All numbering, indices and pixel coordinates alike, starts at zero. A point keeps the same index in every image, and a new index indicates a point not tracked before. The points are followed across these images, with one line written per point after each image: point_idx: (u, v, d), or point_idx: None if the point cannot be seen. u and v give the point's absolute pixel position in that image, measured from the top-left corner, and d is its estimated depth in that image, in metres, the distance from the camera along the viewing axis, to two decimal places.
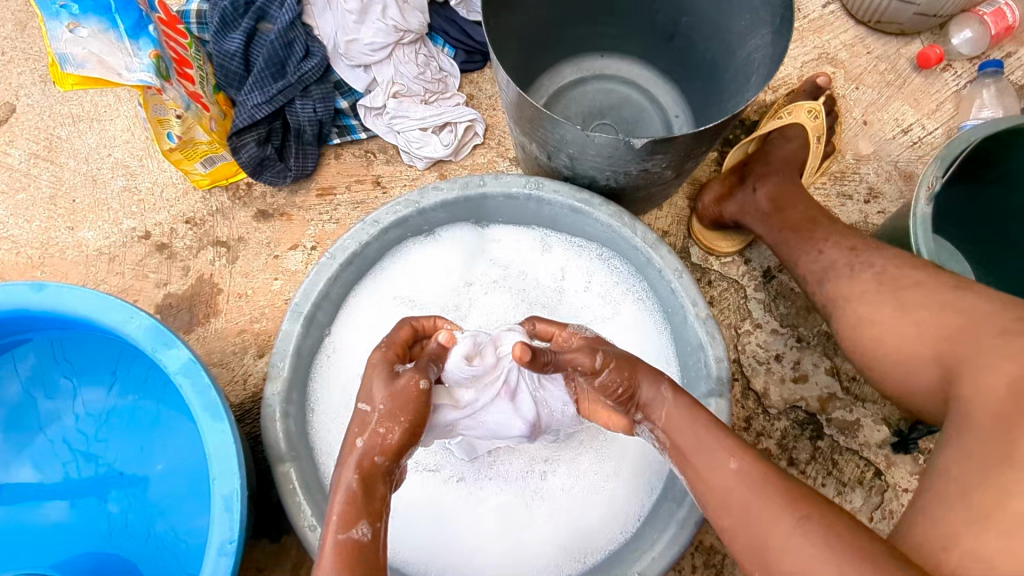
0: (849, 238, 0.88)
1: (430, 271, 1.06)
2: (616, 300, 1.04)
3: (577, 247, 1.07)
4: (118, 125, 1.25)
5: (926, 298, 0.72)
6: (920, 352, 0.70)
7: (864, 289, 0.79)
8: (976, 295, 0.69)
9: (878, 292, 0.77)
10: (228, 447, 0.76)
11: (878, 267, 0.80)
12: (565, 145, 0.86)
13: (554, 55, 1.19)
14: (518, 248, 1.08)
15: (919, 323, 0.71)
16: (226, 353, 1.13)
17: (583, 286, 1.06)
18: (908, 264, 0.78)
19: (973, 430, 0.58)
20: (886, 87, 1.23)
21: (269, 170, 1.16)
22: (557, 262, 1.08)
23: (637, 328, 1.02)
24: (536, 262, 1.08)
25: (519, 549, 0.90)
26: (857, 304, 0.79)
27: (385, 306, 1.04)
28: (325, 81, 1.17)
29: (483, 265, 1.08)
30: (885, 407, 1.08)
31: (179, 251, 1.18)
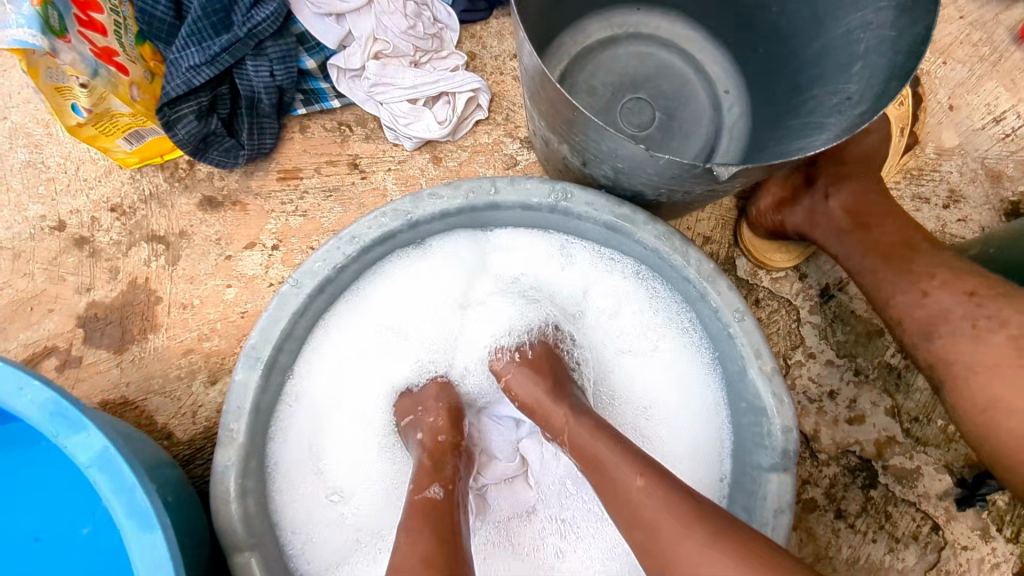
0: (966, 281, 0.70)
1: (418, 293, 0.85)
2: (650, 329, 0.85)
3: (606, 260, 0.85)
4: (14, 78, 0.96)
5: None
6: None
7: (999, 357, 0.64)
8: None
9: (1021, 363, 0.62)
10: (163, 567, 0.57)
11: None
12: (612, 159, 0.65)
13: (581, 8, 0.93)
14: (530, 260, 0.87)
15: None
16: (169, 378, 0.92)
17: (610, 308, 0.86)
18: None
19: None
20: (979, 63, 1.01)
21: (215, 148, 0.91)
22: (579, 279, 0.86)
23: (675, 366, 0.84)
24: (552, 279, 0.87)
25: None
26: (989, 378, 0.64)
27: (362, 339, 0.84)
28: (285, 35, 0.89)
29: (485, 283, 0.87)
30: (949, 452, 0.94)
31: (104, 248, 0.94)
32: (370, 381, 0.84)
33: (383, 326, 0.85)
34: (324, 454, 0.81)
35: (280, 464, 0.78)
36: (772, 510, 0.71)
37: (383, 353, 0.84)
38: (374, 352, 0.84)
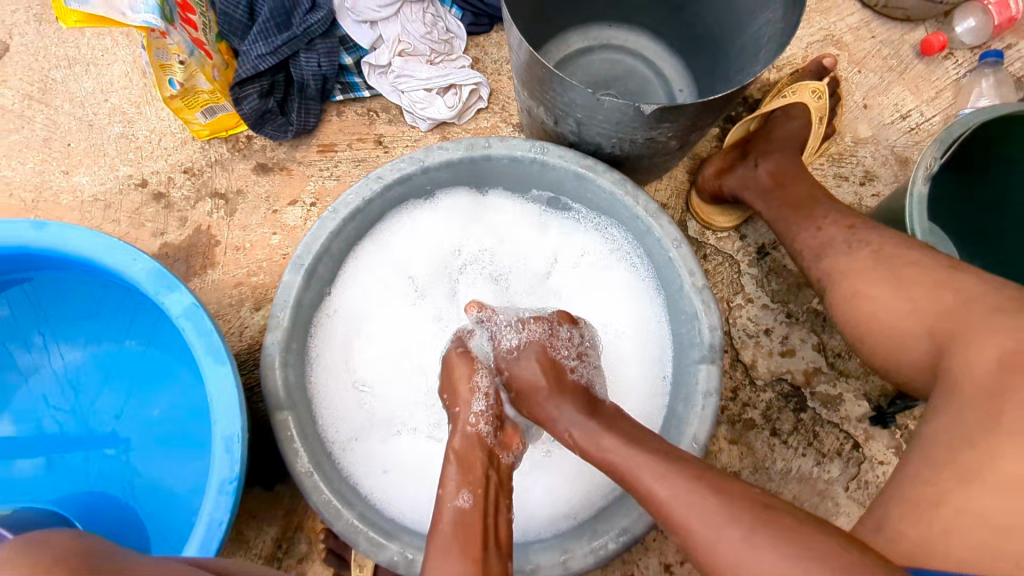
0: (848, 217, 0.90)
1: (426, 241, 1.07)
2: (609, 272, 1.07)
3: (574, 216, 1.08)
4: (115, 69, 1.22)
5: (922, 274, 0.75)
6: (911, 326, 0.73)
7: (862, 264, 0.82)
8: (969, 273, 0.72)
9: (876, 268, 0.80)
10: (229, 389, 0.77)
11: (874, 244, 0.83)
12: (573, 109, 0.87)
13: (563, 22, 1.18)
14: (514, 217, 1.09)
15: (913, 299, 0.74)
16: (222, 304, 1.13)
17: (581, 256, 1.08)
18: (904, 242, 0.80)
19: (962, 400, 0.61)
20: (888, 72, 1.24)
21: (270, 124, 1.15)
22: (554, 234, 1.09)
23: (629, 300, 1.05)
24: (532, 233, 1.09)
25: (521, 509, 0.95)
26: (855, 279, 0.81)
27: (381, 271, 1.05)
28: (330, 37, 1.15)
29: (479, 233, 1.09)
30: (867, 383, 1.11)
31: (176, 201, 1.17)
32: (385, 308, 1.05)
33: (396, 266, 1.06)
34: (348, 360, 1.01)
35: (315, 361, 0.98)
36: (701, 392, 0.88)
37: (396, 288, 1.06)
38: (389, 287, 1.06)
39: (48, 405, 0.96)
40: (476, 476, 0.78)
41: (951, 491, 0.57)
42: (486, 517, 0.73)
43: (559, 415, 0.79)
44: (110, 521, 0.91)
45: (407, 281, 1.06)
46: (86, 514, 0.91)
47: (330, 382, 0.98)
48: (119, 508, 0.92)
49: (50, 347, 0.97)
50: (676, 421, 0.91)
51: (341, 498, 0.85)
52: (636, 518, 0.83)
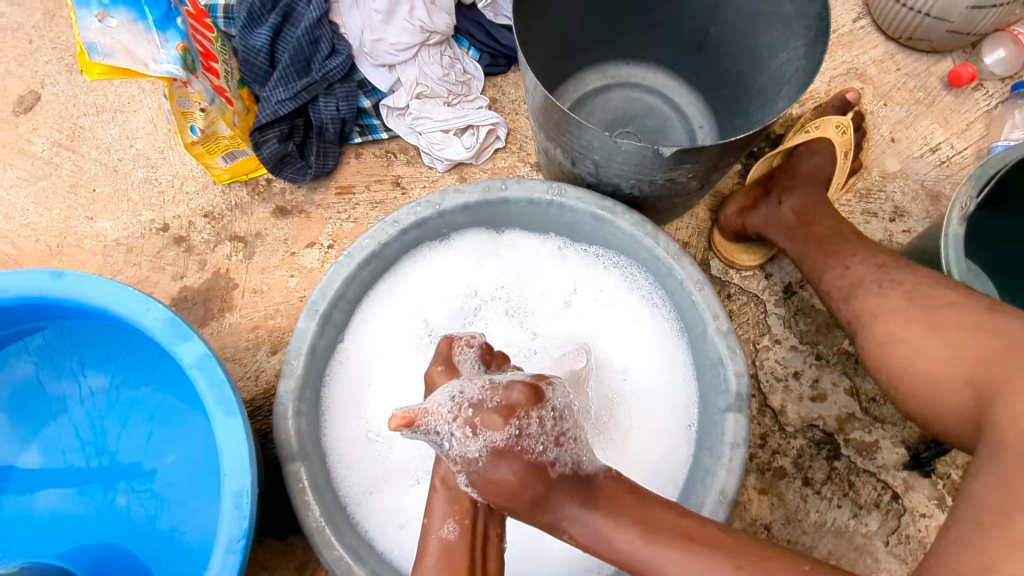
0: (878, 256, 0.86)
1: (440, 281, 1.06)
2: (628, 312, 1.04)
3: (592, 254, 1.05)
4: (141, 116, 1.25)
5: (959, 319, 0.71)
6: (951, 374, 0.69)
7: (893, 307, 0.78)
8: (1011, 318, 0.68)
9: (910, 311, 0.76)
10: (240, 442, 0.76)
11: (907, 285, 0.79)
12: (590, 152, 0.85)
13: (580, 61, 1.18)
14: (531, 255, 1.07)
15: (952, 345, 0.70)
16: (239, 348, 1.12)
17: (600, 292, 1.05)
18: (939, 284, 0.76)
19: (1010, 457, 0.57)
20: (915, 105, 1.21)
21: (289, 167, 1.16)
22: (572, 270, 1.06)
23: (650, 341, 1.02)
24: (550, 269, 1.07)
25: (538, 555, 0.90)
26: (886, 322, 0.78)
27: (396, 312, 1.04)
28: (349, 80, 1.16)
29: (495, 271, 1.07)
30: (904, 429, 1.06)
31: (197, 245, 1.18)
32: (400, 349, 1.03)
33: (410, 307, 1.04)
34: (363, 405, 0.99)
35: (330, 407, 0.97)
36: (728, 443, 0.85)
37: (411, 330, 1.04)
38: (404, 329, 1.04)
39: (65, 451, 0.95)
40: (463, 504, 0.72)
41: (1000, 561, 0.52)
42: (474, 553, 0.70)
43: (566, 444, 0.75)
44: (123, 573, 0.90)
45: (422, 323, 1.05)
46: (97, 566, 0.90)
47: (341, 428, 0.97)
48: (132, 560, 0.91)
49: (66, 393, 0.96)
50: (702, 474, 0.87)
51: (354, 554, 0.83)
52: None
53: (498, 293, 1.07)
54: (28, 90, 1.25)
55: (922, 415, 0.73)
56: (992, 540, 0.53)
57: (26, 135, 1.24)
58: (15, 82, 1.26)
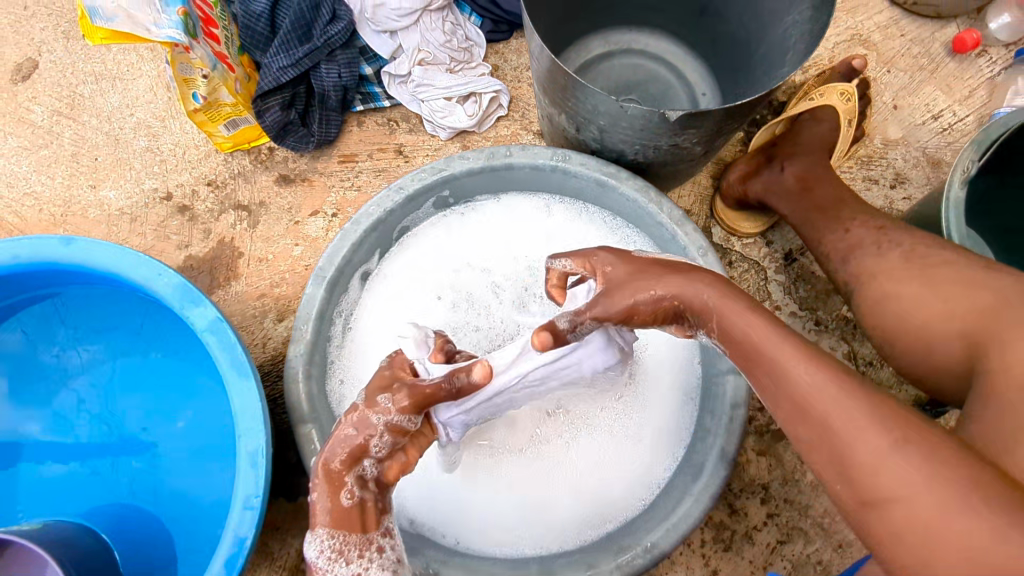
0: (877, 219, 0.90)
1: (436, 256, 1.06)
2: None
3: (580, 211, 1.07)
4: (141, 84, 1.24)
5: (955, 277, 0.75)
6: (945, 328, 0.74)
7: (891, 267, 0.82)
8: (1007, 276, 0.71)
9: (906, 269, 0.80)
10: (254, 404, 0.77)
11: (905, 246, 0.83)
12: (595, 117, 0.87)
13: (584, 27, 1.17)
14: (517, 216, 1.08)
15: (946, 299, 0.74)
16: (246, 316, 1.13)
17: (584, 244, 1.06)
18: (936, 245, 0.80)
19: (991, 404, 0.61)
20: (919, 71, 1.21)
21: (292, 135, 1.16)
22: (557, 226, 1.07)
23: None
24: (540, 226, 1.07)
25: (541, 523, 0.91)
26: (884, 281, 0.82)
27: (393, 292, 1.04)
28: (351, 47, 1.16)
29: (485, 243, 1.07)
30: (900, 392, 1.08)
31: (200, 214, 1.18)
32: (398, 321, 1.02)
33: (419, 287, 1.05)
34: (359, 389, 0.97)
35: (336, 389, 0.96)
36: (729, 404, 0.85)
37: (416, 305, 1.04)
38: (408, 307, 1.03)
39: (75, 417, 0.97)
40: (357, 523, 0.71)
41: None
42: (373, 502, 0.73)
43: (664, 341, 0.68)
44: (139, 534, 0.92)
45: (446, 302, 1.04)
46: (116, 525, 0.93)
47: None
48: (146, 521, 0.93)
49: (76, 360, 0.98)
50: (703, 433, 0.89)
51: None
52: (664, 533, 0.81)
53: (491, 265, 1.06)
54: (25, 58, 1.24)
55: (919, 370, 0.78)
56: None
57: (25, 103, 1.23)
58: (11, 49, 1.24)
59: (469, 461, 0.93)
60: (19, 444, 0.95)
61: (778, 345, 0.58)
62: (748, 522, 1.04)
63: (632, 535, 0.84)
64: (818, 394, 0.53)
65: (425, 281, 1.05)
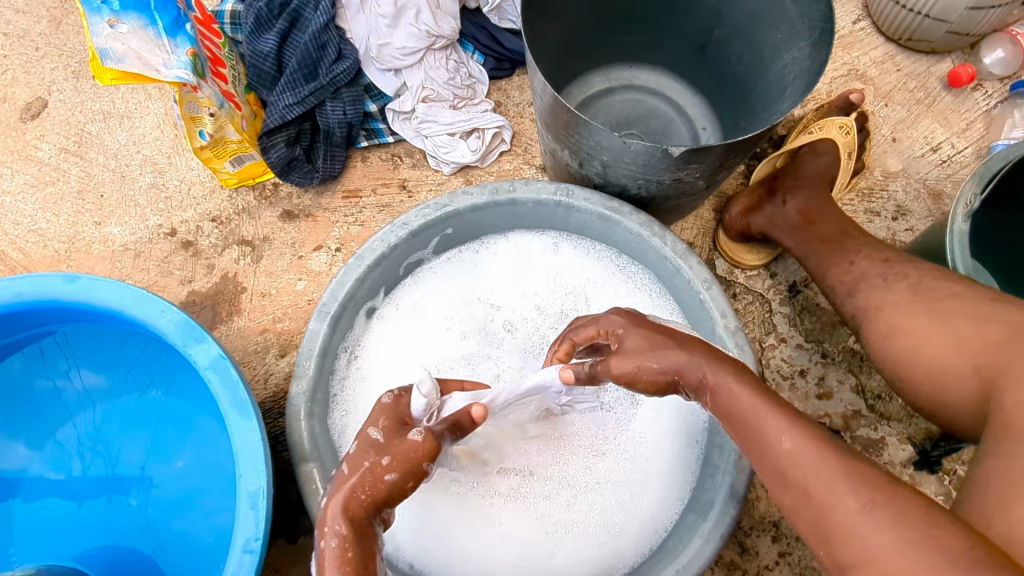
0: (882, 251, 0.90)
1: (444, 292, 1.06)
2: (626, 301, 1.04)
3: (588, 249, 1.07)
4: (148, 121, 1.26)
5: (963, 309, 0.75)
6: (956, 362, 0.73)
7: (898, 299, 0.82)
8: (1012, 306, 0.71)
9: (915, 302, 0.80)
10: (254, 443, 0.76)
11: (911, 278, 0.83)
12: (599, 152, 0.88)
13: (585, 64, 1.19)
14: (527, 253, 1.08)
15: (955, 333, 0.74)
16: (248, 351, 1.12)
17: (592, 282, 1.06)
18: (943, 277, 0.80)
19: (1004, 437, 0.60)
20: (916, 104, 1.23)
21: (296, 171, 1.17)
22: (566, 264, 1.07)
23: None
24: (548, 264, 1.08)
25: (544, 569, 0.89)
26: (890, 314, 0.82)
27: (401, 325, 1.04)
28: (356, 85, 1.18)
29: (492, 280, 1.07)
30: (910, 426, 1.06)
31: (204, 249, 1.18)
32: (406, 354, 1.02)
33: (427, 323, 1.05)
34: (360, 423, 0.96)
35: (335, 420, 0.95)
36: (738, 441, 0.83)
37: (422, 340, 1.03)
38: (415, 340, 1.03)
39: (74, 456, 0.95)
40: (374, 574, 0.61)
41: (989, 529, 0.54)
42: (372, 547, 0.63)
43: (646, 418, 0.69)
44: None
45: (452, 339, 1.04)
46: (109, 569, 0.90)
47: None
48: (143, 565, 0.90)
49: (77, 397, 0.97)
50: (712, 471, 0.87)
51: None
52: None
53: (497, 302, 1.06)
54: (35, 98, 1.26)
55: (927, 401, 0.77)
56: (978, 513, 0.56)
57: (33, 141, 1.24)
58: (22, 89, 1.26)
59: (471, 503, 0.92)
60: (18, 483, 0.94)
61: (764, 412, 0.61)
62: (760, 561, 1.01)
63: None
64: (798, 460, 0.57)
65: (432, 316, 1.05)
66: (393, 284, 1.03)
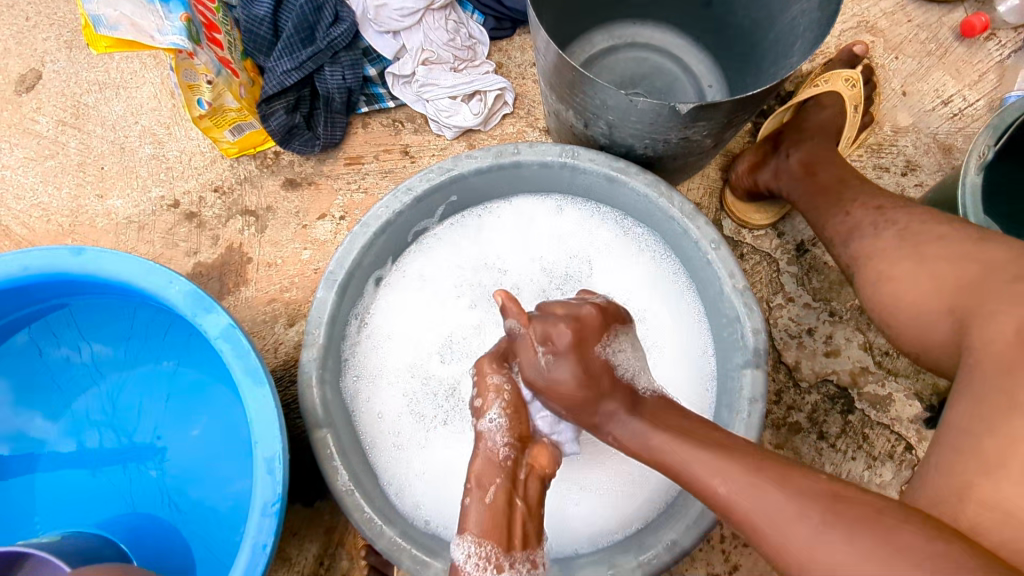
0: (877, 199, 0.87)
1: (449, 259, 1.06)
2: (631, 261, 1.04)
3: (591, 210, 1.06)
4: (144, 92, 1.24)
5: (947, 251, 0.73)
6: (936, 305, 0.71)
7: (884, 246, 0.80)
8: (999, 245, 0.69)
9: (897, 248, 0.78)
10: (268, 410, 0.77)
11: (900, 224, 0.80)
12: (605, 112, 0.86)
13: (588, 21, 1.16)
14: (531, 216, 1.07)
15: (935, 275, 0.72)
16: (257, 322, 1.12)
17: (596, 243, 1.06)
18: (931, 221, 0.78)
19: (979, 379, 0.59)
20: (927, 56, 1.20)
21: (297, 139, 1.16)
22: (569, 226, 1.07)
23: (656, 291, 1.03)
24: (551, 227, 1.07)
25: (561, 525, 0.90)
26: (876, 262, 0.79)
27: (408, 294, 1.04)
28: (354, 48, 1.16)
29: (497, 246, 1.07)
30: (917, 382, 1.07)
31: (208, 220, 1.18)
32: (413, 322, 1.03)
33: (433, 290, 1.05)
34: (373, 390, 0.97)
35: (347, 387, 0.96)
36: (747, 398, 0.84)
37: (429, 307, 1.04)
38: (421, 308, 1.04)
39: (91, 427, 0.97)
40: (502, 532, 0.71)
41: (978, 484, 0.55)
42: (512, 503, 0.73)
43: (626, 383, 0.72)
44: (159, 543, 0.92)
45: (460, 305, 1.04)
46: (132, 535, 0.93)
47: (382, 419, 0.96)
48: (165, 530, 0.93)
49: (91, 370, 0.98)
50: (721, 429, 0.87)
51: (383, 515, 0.83)
52: (685, 531, 0.80)
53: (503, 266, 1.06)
54: (28, 69, 1.24)
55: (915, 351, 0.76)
56: (965, 463, 0.56)
57: (29, 114, 1.23)
58: (15, 61, 1.24)
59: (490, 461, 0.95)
60: (38, 455, 0.95)
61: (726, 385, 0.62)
62: None
63: (651, 536, 0.82)
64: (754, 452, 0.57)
65: (437, 284, 1.05)
66: (399, 251, 1.03)
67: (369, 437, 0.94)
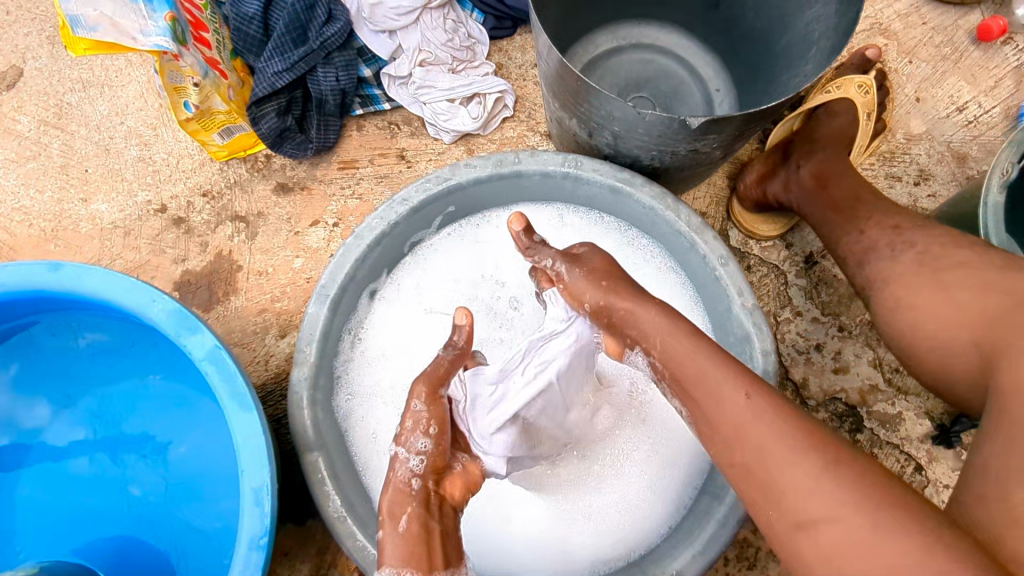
0: (894, 217, 0.84)
1: (446, 271, 1.02)
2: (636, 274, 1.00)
3: (595, 221, 1.02)
4: (130, 90, 1.19)
5: (968, 278, 0.69)
6: (956, 335, 0.68)
7: (902, 270, 0.77)
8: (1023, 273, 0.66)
9: (917, 273, 0.75)
10: (256, 437, 0.73)
11: (919, 246, 0.77)
12: (610, 122, 0.82)
13: (591, 21, 1.11)
14: (531, 226, 1.03)
15: (955, 303, 0.69)
16: (247, 332, 1.08)
17: None
18: (952, 244, 0.75)
19: (1005, 421, 0.56)
20: (942, 61, 1.16)
21: (289, 143, 1.11)
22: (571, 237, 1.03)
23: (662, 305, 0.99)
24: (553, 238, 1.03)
25: (564, 552, 0.87)
26: (895, 286, 0.77)
27: (404, 308, 1.00)
28: (348, 48, 1.11)
29: (497, 258, 1.03)
30: (927, 400, 1.04)
31: (196, 226, 1.13)
32: (409, 337, 0.99)
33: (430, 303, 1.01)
34: (368, 408, 0.94)
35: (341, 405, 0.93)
36: None
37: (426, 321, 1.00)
38: (417, 322, 1.00)
39: (74, 444, 0.93)
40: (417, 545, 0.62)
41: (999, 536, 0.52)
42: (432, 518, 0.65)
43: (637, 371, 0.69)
44: (144, 566, 0.89)
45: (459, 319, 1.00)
46: (116, 558, 0.89)
47: (377, 438, 0.93)
48: (150, 554, 0.89)
49: (74, 385, 0.94)
50: None
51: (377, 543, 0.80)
52: (690, 562, 0.77)
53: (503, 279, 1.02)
54: (8, 66, 1.19)
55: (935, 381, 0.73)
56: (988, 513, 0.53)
57: (10, 113, 1.18)
58: None
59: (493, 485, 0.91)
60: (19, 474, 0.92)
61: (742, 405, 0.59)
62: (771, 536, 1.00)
63: (655, 566, 0.79)
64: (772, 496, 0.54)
65: (434, 297, 1.01)
66: (395, 262, 0.99)
67: (363, 457, 0.91)
